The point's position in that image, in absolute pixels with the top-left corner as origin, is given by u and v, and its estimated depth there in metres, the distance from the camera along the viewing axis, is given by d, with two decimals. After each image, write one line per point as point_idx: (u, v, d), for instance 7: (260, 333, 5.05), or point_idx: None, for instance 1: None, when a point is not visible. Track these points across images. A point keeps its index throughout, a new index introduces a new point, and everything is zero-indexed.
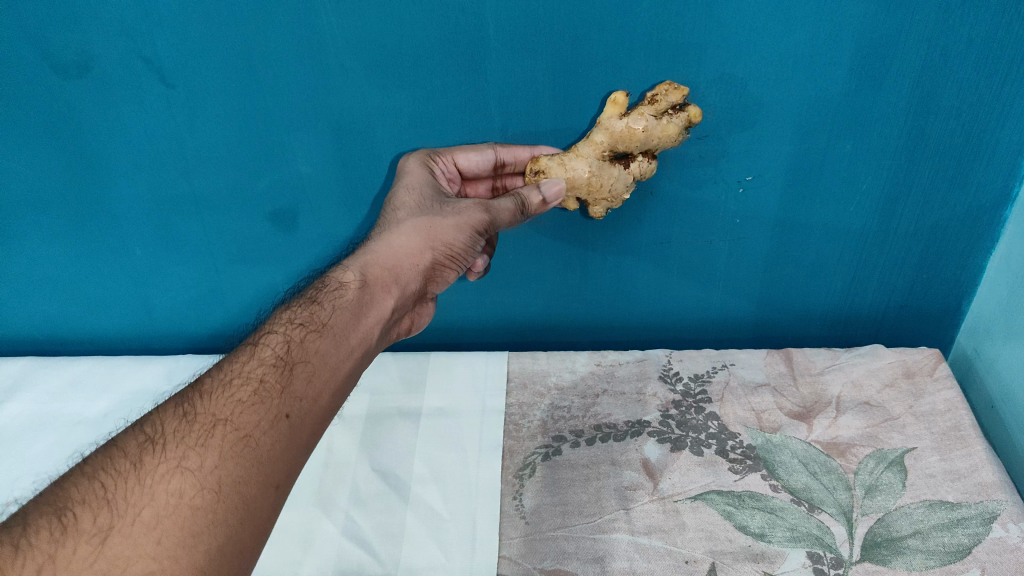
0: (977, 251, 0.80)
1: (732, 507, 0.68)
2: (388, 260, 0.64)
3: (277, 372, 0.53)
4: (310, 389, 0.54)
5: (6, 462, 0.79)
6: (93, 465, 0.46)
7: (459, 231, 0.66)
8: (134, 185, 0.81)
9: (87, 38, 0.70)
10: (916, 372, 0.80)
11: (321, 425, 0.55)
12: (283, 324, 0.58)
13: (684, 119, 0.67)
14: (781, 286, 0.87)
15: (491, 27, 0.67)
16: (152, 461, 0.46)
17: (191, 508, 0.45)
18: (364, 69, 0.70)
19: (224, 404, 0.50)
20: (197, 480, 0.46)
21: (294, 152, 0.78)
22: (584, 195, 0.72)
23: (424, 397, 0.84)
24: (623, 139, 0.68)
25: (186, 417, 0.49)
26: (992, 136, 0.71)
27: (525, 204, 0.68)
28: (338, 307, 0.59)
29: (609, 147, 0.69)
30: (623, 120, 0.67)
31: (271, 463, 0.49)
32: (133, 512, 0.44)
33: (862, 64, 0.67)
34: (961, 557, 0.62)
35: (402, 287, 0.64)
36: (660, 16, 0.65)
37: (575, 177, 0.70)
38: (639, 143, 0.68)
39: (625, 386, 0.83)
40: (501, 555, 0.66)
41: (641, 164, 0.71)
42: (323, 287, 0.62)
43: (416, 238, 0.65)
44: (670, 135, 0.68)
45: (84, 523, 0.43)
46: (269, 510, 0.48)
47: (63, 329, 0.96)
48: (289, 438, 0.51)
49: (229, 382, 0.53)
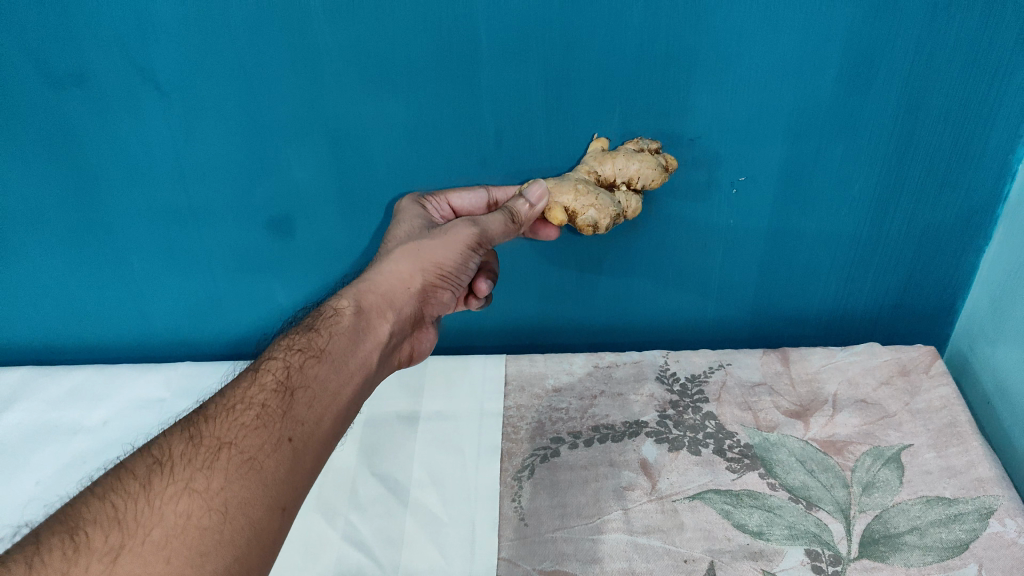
0: (969, 250, 0.81)
1: (730, 506, 0.68)
2: (382, 287, 0.65)
3: (278, 397, 0.54)
4: (312, 413, 0.54)
5: (6, 470, 0.79)
6: (104, 486, 0.47)
7: (447, 249, 0.66)
8: (133, 196, 0.81)
9: (83, 48, 0.70)
10: (911, 369, 0.81)
11: (325, 449, 0.55)
12: (282, 351, 0.59)
13: (662, 161, 0.72)
14: (776, 287, 0.88)
15: (484, 32, 0.67)
16: (161, 482, 0.47)
17: (199, 528, 0.45)
18: (360, 77, 0.71)
19: (228, 428, 0.51)
20: (204, 501, 0.46)
21: (291, 160, 0.78)
22: (570, 199, 0.69)
23: (424, 402, 0.84)
24: (606, 164, 0.71)
25: (193, 440, 0.50)
26: (982, 135, 0.72)
27: (514, 213, 0.69)
28: (336, 333, 0.60)
29: (593, 172, 0.71)
30: (603, 152, 0.72)
31: (275, 486, 0.49)
32: (144, 531, 0.44)
33: (850, 65, 0.68)
34: (959, 553, 0.62)
35: (397, 311, 0.65)
36: (650, 20, 0.66)
37: (562, 184, 0.70)
38: (621, 171, 0.71)
39: (622, 387, 0.84)
40: (500, 556, 0.66)
41: (627, 195, 0.72)
42: (319, 315, 0.63)
43: (405, 264, 0.66)
44: (652, 165, 0.71)
45: (95, 542, 0.43)
46: (275, 533, 0.48)
47: (62, 338, 0.97)
48: (292, 461, 0.51)
49: (233, 406, 0.53)
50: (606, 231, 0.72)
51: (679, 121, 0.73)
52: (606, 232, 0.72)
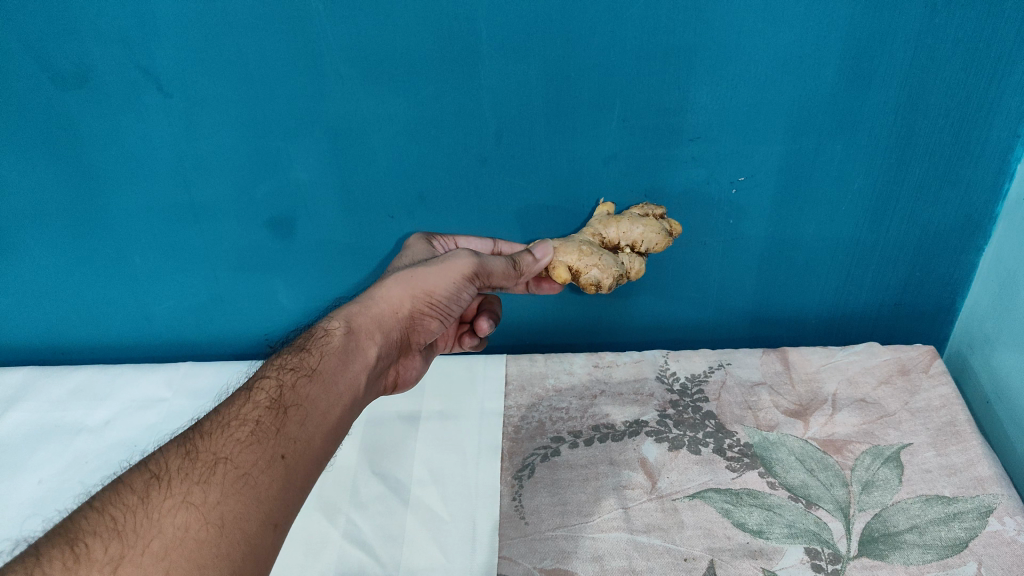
0: (968, 249, 0.82)
1: (730, 504, 0.69)
2: (372, 310, 0.65)
3: (272, 414, 0.54)
4: (304, 432, 0.54)
5: (6, 470, 0.80)
6: (102, 500, 0.47)
7: (442, 278, 0.66)
8: (134, 195, 0.82)
9: (85, 48, 0.70)
10: (910, 368, 0.81)
11: (318, 467, 0.55)
12: (275, 370, 0.59)
13: (666, 226, 0.76)
14: (775, 286, 0.88)
15: (484, 32, 0.68)
16: (159, 495, 0.47)
17: (196, 541, 0.45)
18: (361, 77, 0.71)
19: (224, 443, 0.51)
20: (202, 514, 0.47)
21: (292, 160, 0.78)
22: (574, 258, 0.72)
23: (425, 403, 0.84)
24: (612, 228, 0.74)
25: (189, 455, 0.50)
26: (981, 134, 0.72)
27: (518, 261, 0.70)
28: (326, 354, 0.60)
29: (597, 234, 0.75)
30: (608, 216, 0.76)
31: (270, 502, 0.49)
32: (143, 543, 0.44)
33: (849, 65, 0.68)
34: (958, 551, 0.63)
35: (386, 334, 0.65)
36: (649, 20, 0.66)
37: (568, 245, 0.73)
38: (626, 234, 0.74)
39: (623, 387, 0.84)
40: (501, 555, 0.67)
41: (630, 257, 0.75)
42: (311, 336, 0.63)
43: (398, 288, 0.66)
44: (656, 230, 0.74)
45: (96, 553, 0.44)
46: (270, 548, 0.48)
47: (63, 338, 0.97)
48: (287, 478, 0.51)
49: (228, 423, 0.53)
50: (609, 292, 0.74)
51: (679, 120, 0.73)
52: (608, 291, 0.74)
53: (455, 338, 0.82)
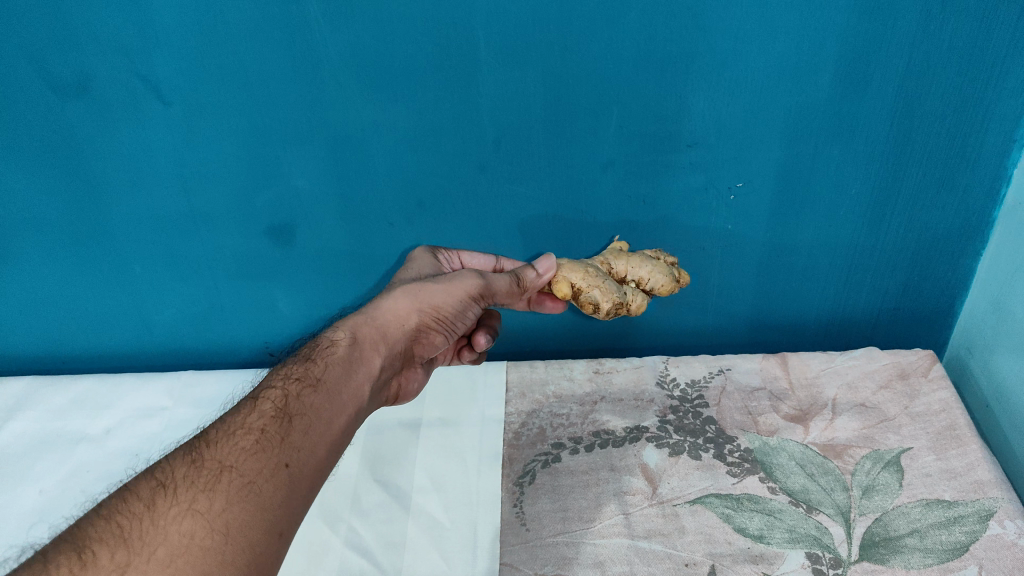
0: (966, 254, 0.82)
1: (731, 510, 0.69)
2: (378, 321, 0.66)
3: (277, 423, 0.54)
4: (308, 441, 0.54)
5: (6, 480, 0.80)
6: (108, 507, 0.47)
7: (449, 296, 0.67)
8: (134, 204, 0.82)
9: (87, 59, 0.71)
10: (910, 373, 0.82)
11: (321, 476, 0.55)
12: (280, 378, 0.59)
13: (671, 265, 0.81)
14: (775, 291, 0.88)
15: (483, 41, 0.68)
16: (165, 503, 0.47)
17: (201, 549, 0.46)
18: (361, 86, 0.72)
19: (229, 451, 0.51)
20: (207, 522, 0.47)
21: (293, 169, 0.79)
22: (580, 275, 0.73)
23: (426, 410, 0.85)
24: (619, 261, 0.78)
25: (195, 463, 0.50)
26: (976, 140, 0.73)
27: (521, 278, 0.72)
28: (331, 363, 0.60)
29: (606, 263, 0.78)
30: (619, 251, 0.79)
31: (274, 511, 0.50)
32: (149, 550, 0.45)
33: (845, 71, 0.69)
34: (959, 555, 0.63)
35: (390, 345, 0.65)
36: (646, 28, 0.67)
37: (573, 265, 0.75)
38: (632, 270, 0.78)
39: (623, 393, 0.84)
40: (503, 561, 0.67)
41: (634, 293, 0.78)
42: (316, 345, 0.63)
43: (404, 300, 0.67)
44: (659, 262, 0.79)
45: (102, 560, 0.44)
46: (274, 558, 0.48)
47: (63, 347, 0.97)
48: (290, 487, 0.51)
49: (233, 431, 0.54)
50: (603, 317, 0.75)
51: (678, 127, 0.74)
52: (604, 317, 0.75)
53: (454, 351, 0.82)
